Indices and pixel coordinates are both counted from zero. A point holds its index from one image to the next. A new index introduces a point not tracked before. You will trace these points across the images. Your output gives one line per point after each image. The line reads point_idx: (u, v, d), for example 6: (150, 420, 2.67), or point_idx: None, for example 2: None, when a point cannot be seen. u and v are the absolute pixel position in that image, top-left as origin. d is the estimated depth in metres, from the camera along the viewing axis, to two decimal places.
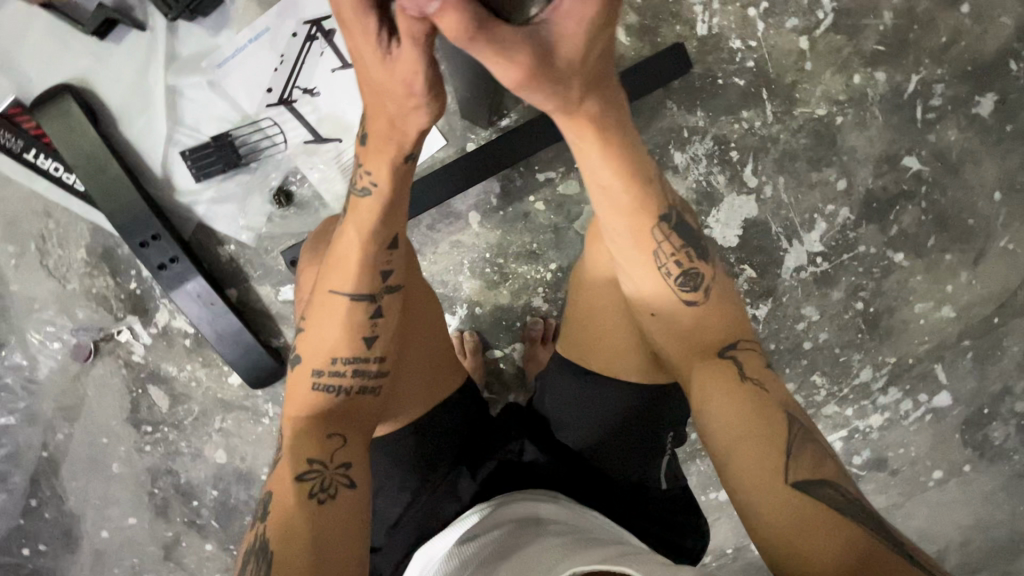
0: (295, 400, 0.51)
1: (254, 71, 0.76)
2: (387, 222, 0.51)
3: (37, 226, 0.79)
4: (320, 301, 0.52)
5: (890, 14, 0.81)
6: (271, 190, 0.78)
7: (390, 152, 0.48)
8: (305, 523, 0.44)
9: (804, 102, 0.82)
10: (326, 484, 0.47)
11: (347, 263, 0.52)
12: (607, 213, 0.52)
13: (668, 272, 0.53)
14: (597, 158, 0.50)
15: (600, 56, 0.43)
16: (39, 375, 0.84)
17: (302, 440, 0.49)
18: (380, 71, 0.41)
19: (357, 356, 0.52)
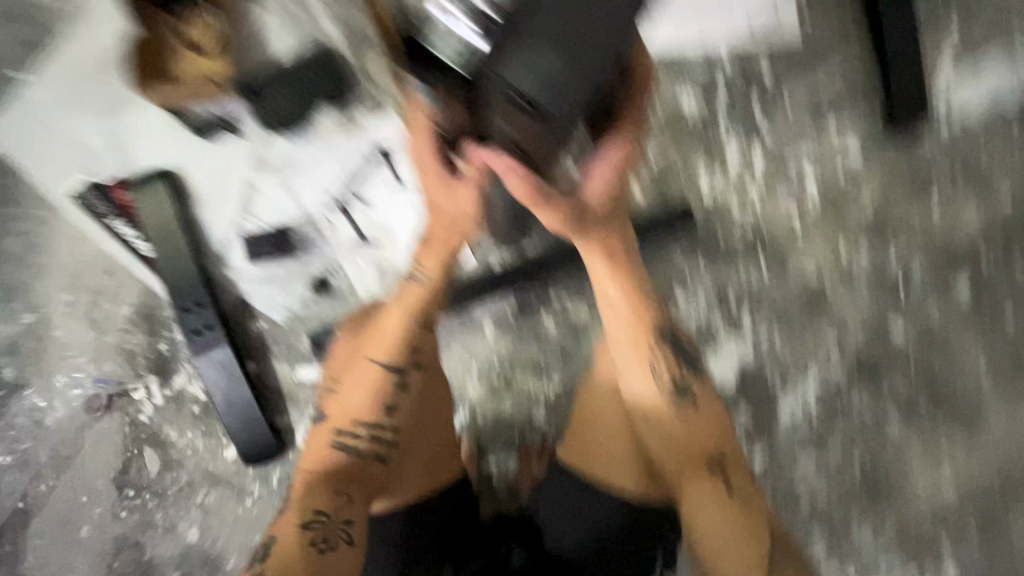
0: (314, 453, 0.62)
1: (322, 178, 0.86)
2: (428, 305, 0.63)
3: (94, 283, 0.86)
4: (353, 370, 0.63)
5: (869, 195, 0.91)
6: (312, 278, 0.86)
7: (444, 251, 0.61)
8: (307, 559, 0.56)
9: (797, 266, 0.91)
10: (327, 538, 0.58)
11: (382, 340, 0.62)
12: (615, 329, 0.61)
13: (664, 383, 0.61)
14: (607, 279, 0.61)
15: (615, 202, 0.58)
16: (40, 423, 0.85)
17: (314, 491, 0.60)
18: (450, 198, 0.57)
19: (375, 425, 0.62)
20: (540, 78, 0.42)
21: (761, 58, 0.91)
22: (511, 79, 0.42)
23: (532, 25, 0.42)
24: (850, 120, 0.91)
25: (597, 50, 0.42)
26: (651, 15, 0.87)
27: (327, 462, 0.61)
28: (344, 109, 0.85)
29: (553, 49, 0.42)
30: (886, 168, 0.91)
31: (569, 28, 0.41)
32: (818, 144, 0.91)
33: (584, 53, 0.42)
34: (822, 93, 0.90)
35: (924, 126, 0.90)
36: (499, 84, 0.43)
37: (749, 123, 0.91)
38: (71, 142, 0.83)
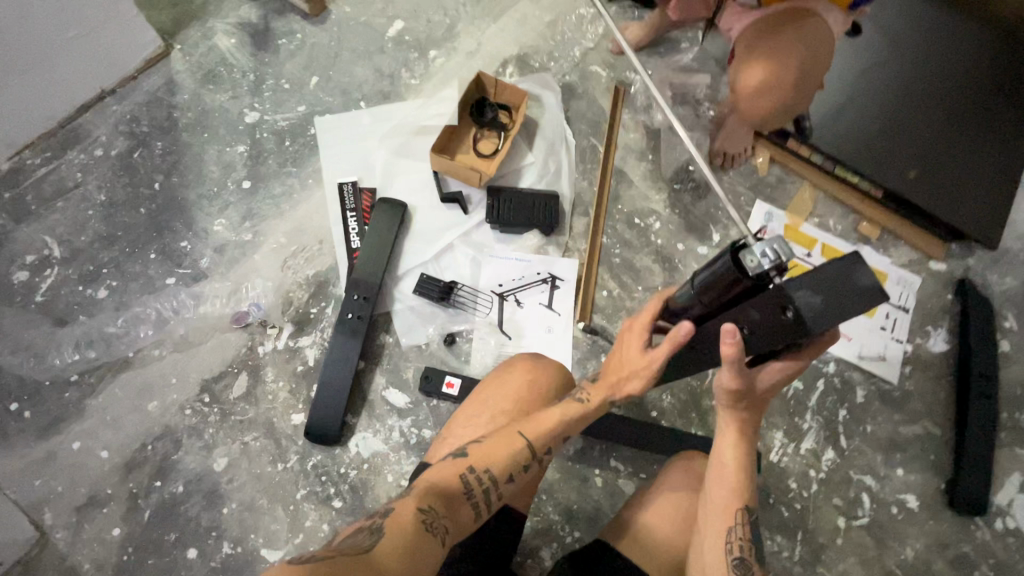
0: (440, 472, 0.63)
1: (500, 271, 1.08)
2: (579, 423, 0.73)
3: (306, 241, 1.07)
4: (503, 431, 0.69)
5: (911, 550, 0.99)
6: (447, 330, 1.04)
7: (608, 391, 0.74)
8: (413, 533, 0.54)
9: (825, 567, 0.97)
10: (435, 526, 0.56)
11: (540, 424, 0.70)
12: (713, 484, 0.70)
13: (731, 549, 0.66)
14: (726, 444, 0.71)
15: (769, 392, 0.68)
16: (187, 304, 1.00)
17: (430, 497, 0.59)
18: (637, 355, 0.72)
19: (500, 479, 0.65)
20: (808, 306, 0.56)
21: (861, 385, 1.08)
22: (794, 297, 0.56)
23: (817, 273, 0.56)
24: (914, 475, 1.03)
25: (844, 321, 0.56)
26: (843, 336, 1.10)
27: (450, 484, 0.62)
28: (546, 237, 1.11)
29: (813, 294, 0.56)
30: (931, 533, 0.99)
31: (844, 291, 0.55)
32: (881, 478, 1.02)
33: (849, 309, 0.55)
34: (901, 441, 1.05)
35: (974, 518, 1.00)
36: (775, 293, 0.57)
37: (834, 427, 1.05)
38: (363, 158, 1.14)
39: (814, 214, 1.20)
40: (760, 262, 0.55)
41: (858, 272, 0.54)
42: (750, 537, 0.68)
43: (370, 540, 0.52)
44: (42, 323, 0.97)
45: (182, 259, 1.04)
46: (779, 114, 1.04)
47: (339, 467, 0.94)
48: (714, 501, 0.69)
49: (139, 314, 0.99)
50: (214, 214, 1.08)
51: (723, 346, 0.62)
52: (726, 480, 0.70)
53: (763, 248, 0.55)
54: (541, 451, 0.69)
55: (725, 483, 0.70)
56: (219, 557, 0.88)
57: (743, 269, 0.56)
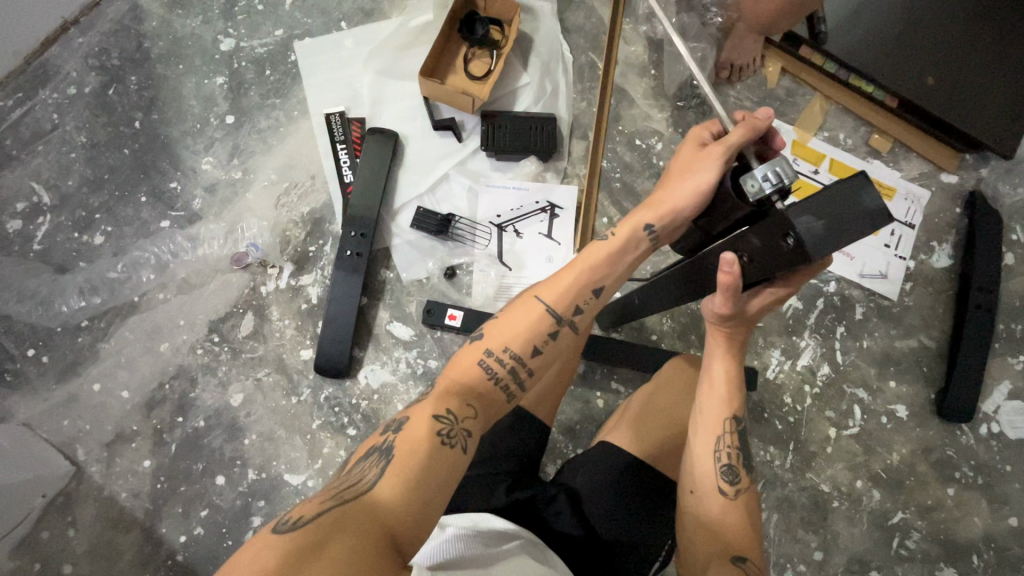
0: (458, 366, 0.55)
1: (498, 201, 1.06)
2: (629, 264, 0.58)
3: (297, 178, 1.04)
4: (518, 300, 0.57)
5: (897, 455, 1.03)
6: (445, 263, 1.03)
7: (642, 216, 0.57)
8: (424, 450, 0.49)
9: (814, 471, 1.02)
10: (453, 437, 0.51)
11: (561, 281, 0.57)
12: (704, 399, 0.69)
13: (721, 458, 0.65)
14: (717, 360, 0.69)
15: (762, 311, 0.64)
16: (184, 248, 1.00)
17: (450, 396, 0.53)
18: (691, 147, 0.58)
19: (523, 359, 0.55)
20: (809, 231, 0.49)
21: (860, 303, 1.09)
22: (795, 224, 0.49)
23: (824, 194, 0.49)
24: (905, 387, 1.06)
25: (847, 242, 0.49)
26: None
27: (469, 376, 0.54)
28: (543, 163, 1.08)
29: (814, 213, 0.49)
30: (917, 439, 1.04)
31: (852, 213, 0.48)
32: (873, 391, 1.06)
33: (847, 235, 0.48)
34: (895, 354, 1.07)
35: (960, 425, 1.05)
36: (777, 215, 0.51)
37: (831, 343, 1.07)
38: (349, 86, 1.08)
39: (824, 129, 1.15)
40: (763, 187, 0.50)
41: (865, 191, 0.47)
42: (738, 444, 0.67)
43: (378, 469, 0.49)
44: (44, 271, 0.97)
45: (174, 201, 1.02)
46: (784, 11, 1.01)
47: (351, 398, 0.98)
48: (705, 413, 0.68)
49: (137, 259, 0.99)
50: (200, 152, 1.04)
51: (726, 282, 0.57)
52: (716, 392, 0.68)
53: (765, 170, 0.50)
54: (568, 312, 0.56)
55: (715, 397, 0.68)
56: (246, 482, 0.93)
57: (743, 193, 0.52)
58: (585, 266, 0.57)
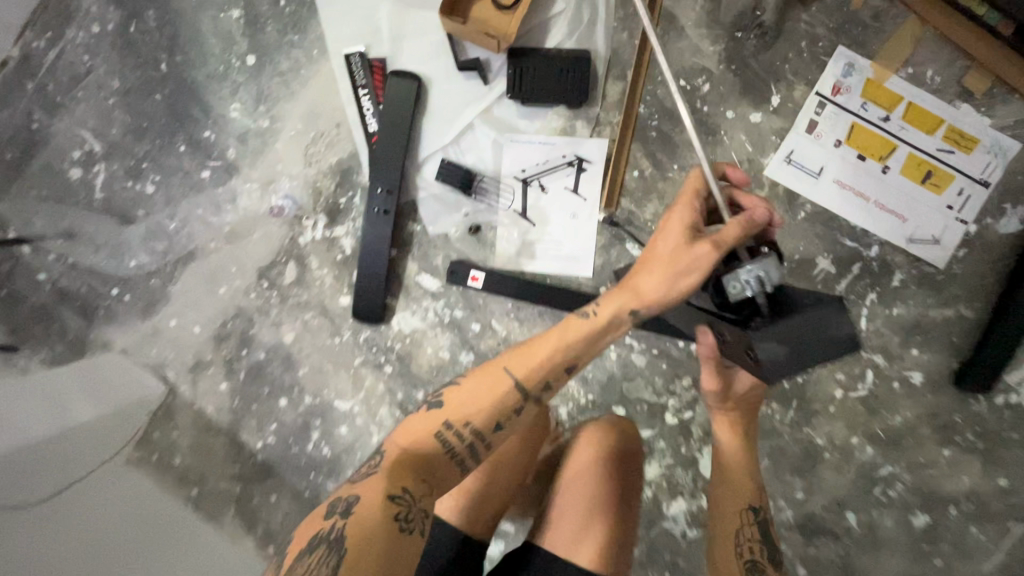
0: (417, 433, 0.62)
1: (524, 154, 1.02)
2: (602, 332, 0.68)
3: (323, 126, 1.04)
4: (488, 369, 0.66)
5: (899, 417, 1.07)
6: (470, 219, 1.05)
7: (620, 299, 0.68)
8: (381, 539, 0.54)
9: (812, 426, 1.08)
10: (410, 520, 0.56)
11: (533, 356, 0.66)
12: (722, 482, 0.83)
13: (742, 549, 0.76)
14: (727, 436, 0.85)
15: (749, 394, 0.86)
16: (227, 199, 1.06)
17: (405, 472, 0.59)
18: (679, 232, 0.68)
19: (483, 432, 0.63)
20: (771, 355, 0.68)
21: (901, 269, 1.04)
22: (759, 344, 0.69)
23: (788, 330, 0.69)
24: (928, 355, 1.05)
25: (802, 360, 0.68)
26: (871, 205, 1.02)
27: (429, 443, 0.62)
28: (574, 111, 1.01)
29: (777, 339, 0.69)
30: (926, 404, 1.06)
31: (811, 338, 0.68)
32: (892, 357, 1.06)
33: (811, 354, 0.67)
34: (926, 323, 1.05)
35: (976, 394, 1.05)
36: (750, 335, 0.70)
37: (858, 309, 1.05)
38: (368, 20, 1.00)
39: (909, 64, 0.99)
40: (744, 288, 0.68)
41: (831, 321, 0.67)
42: (760, 537, 0.77)
43: (330, 566, 0.52)
44: (110, 218, 1.07)
45: (210, 150, 1.05)
46: None
47: (386, 340, 1.08)
48: (724, 499, 0.81)
49: (187, 208, 1.06)
50: (227, 98, 1.04)
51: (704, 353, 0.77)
52: (737, 483, 0.82)
53: (748, 275, 0.67)
54: (536, 387, 0.65)
55: (734, 490, 0.81)
56: (304, 405, 1.11)
57: (728, 294, 0.69)
58: (559, 343, 0.67)
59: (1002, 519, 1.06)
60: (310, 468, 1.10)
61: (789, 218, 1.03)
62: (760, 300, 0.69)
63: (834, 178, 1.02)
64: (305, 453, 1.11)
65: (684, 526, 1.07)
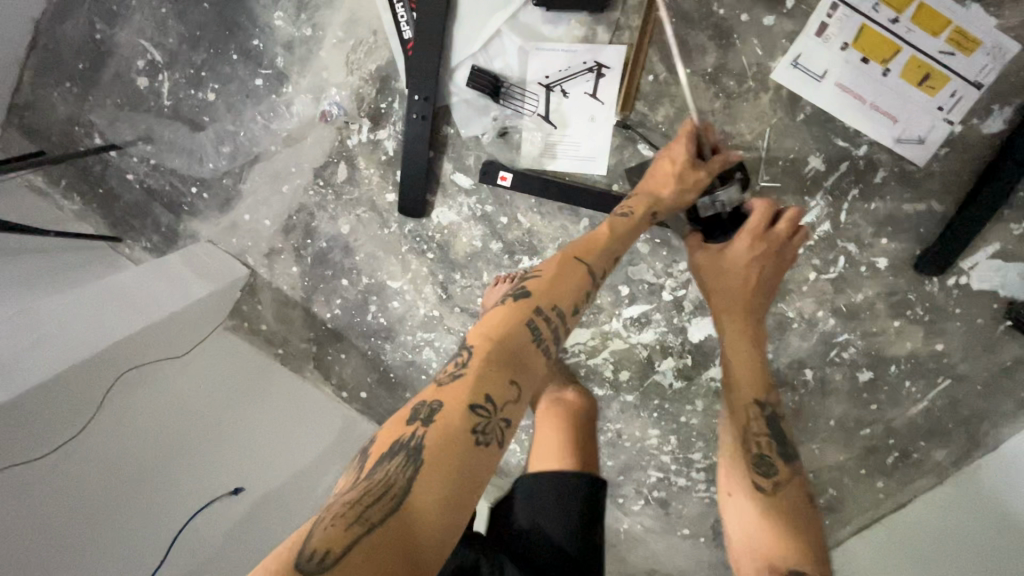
0: (502, 322, 0.68)
1: (547, 60, 1.11)
2: (636, 230, 0.87)
3: (361, 34, 1.12)
4: (563, 261, 0.78)
5: (861, 296, 1.27)
6: (498, 123, 1.16)
7: (649, 199, 0.90)
8: (463, 443, 0.58)
9: (785, 302, 1.30)
10: (488, 431, 0.60)
11: (597, 246, 0.82)
12: (731, 361, 0.88)
13: (753, 446, 0.81)
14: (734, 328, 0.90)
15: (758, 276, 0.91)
16: (282, 105, 1.18)
17: (489, 371, 0.63)
18: (678, 148, 0.93)
19: (567, 315, 0.73)
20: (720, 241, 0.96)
21: (883, 167, 1.16)
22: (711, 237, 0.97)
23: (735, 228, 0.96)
24: (895, 243, 1.21)
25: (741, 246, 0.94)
26: (865, 107, 1.12)
27: (519, 332, 0.68)
28: (595, 17, 1.08)
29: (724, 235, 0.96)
30: (886, 284, 1.25)
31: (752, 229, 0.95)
32: (863, 245, 1.22)
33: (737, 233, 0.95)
34: (898, 216, 1.19)
35: (930, 276, 1.23)
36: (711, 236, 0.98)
37: (840, 204, 1.19)
38: None
39: None
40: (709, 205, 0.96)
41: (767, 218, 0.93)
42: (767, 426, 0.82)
43: (413, 467, 0.55)
44: (181, 124, 1.22)
45: (261, 59, 1.15)
46: None
47: (427, 232, 1.27)
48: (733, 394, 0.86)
49: (246, 115, 1.20)
50: (271, 7, 1.11)
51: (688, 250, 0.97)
52: (746, 371, 0.87)
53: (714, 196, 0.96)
54: (599, 274, 0.79)
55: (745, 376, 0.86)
56: (361, 285, 1.32)
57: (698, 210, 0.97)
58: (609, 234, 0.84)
59: (933, 375, 1.30)
60: (370, 336, 1.35)
61: (786, 120, 1.15)
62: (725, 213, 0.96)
63: (835, 81, 1.11)
64: (366, 322, 1.35)
65: (671, 378, 1.34)
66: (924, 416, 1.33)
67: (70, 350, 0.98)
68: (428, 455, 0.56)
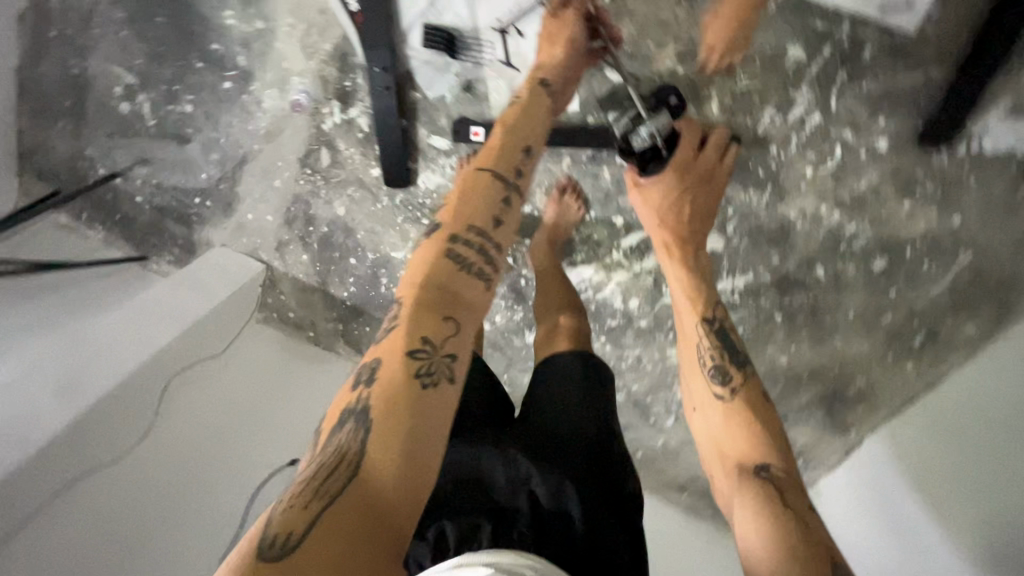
0: (425, 265, 0.69)
1: (497, 2, 1.07)
2: (537, 103, 0.89)
3: (310, 16, 1.13)
4: (471, 174, 0.76)
5: (865, 183, 1.21)
6: (461, 79, 1.16)
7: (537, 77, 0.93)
8: (408, 395, 0.60)
9: (786, 204, 1.26)
10: (433, 372, 0.62)
11: (495, 148, 0.79)
12: (677, 295, 0.92)
13: (705, 363, 0.83)
14: (674, 266, 0.93)
15: (698, 203, 0.97)
16: (257, 104, 1.22)
17: (416, 314, 0.65)
18: (551, 19, 0.99)
19: (485, 228, 0.72)
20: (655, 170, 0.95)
21: (870, 41, 1.11)
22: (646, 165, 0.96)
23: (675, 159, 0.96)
24: (894, 120, 1.15)
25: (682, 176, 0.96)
26: None
27: (438, 266, 0.68)
28: None
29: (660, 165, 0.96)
30: (890, 166, 1.19)
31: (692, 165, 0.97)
32: (859, 130, 1.17)
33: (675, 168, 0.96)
34: (893, 91, 1.13)
35: (938, 148, 1.16)
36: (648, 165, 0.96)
37: (827, 91, 1.15)
38: None
39: None
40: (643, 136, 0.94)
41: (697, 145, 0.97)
42: (717, 343, 0.84)
43: (363, 434, 0.57)
44: (169, 140, 1.28)
45: (224, 62, 1.18)
46: None
47: (418, 199, 1.28)
48: (682, 321, 0.90)
49: (224, 119, 1.24)
50: (219, 6, 1.14)
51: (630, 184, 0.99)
52: (687, 301, 0.90)
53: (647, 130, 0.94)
54: (513, 175, 0.77)
55: (687, 304, 0.89)
56: (370, 260, 1.35)
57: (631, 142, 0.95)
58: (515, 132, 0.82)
59: (953, 252, 1.22)
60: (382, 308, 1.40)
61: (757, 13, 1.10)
62: (662, 149, 0.95)
63: None
64: (380, 294, 1.38)
65: None
66: (948, 294, 1.24)
67: (120, 365, 1.09)
68: (377, 409, 0.59)
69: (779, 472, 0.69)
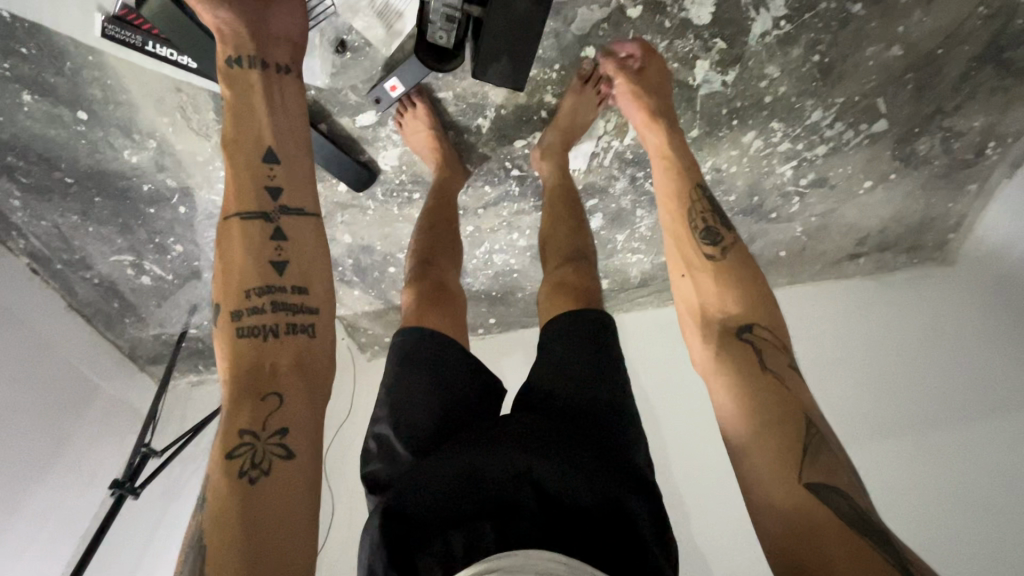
0: (224, 352, 0.70)
1: None
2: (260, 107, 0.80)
3: (174, 100, 1.03)
4: (224, 236, 0.75)
5: None
6: (331, 43, 0.98)
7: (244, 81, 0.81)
8: (238, 493, 0.60)
9: None
10: (259, 459, 0.62)
11: (237, 192, 0.76)
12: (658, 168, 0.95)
13: (698, 224, 0.86)
14: (651, 128, 0.98)
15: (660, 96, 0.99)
16: (217, 205, 1.21)
17: (226, 415, 0.65)
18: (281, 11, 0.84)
19: (267, 282, 0.72)
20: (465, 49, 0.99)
21: None
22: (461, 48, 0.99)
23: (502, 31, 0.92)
24: None
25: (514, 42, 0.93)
26: None
27: (236, 349, 0.69)
28: None
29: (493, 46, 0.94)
30: None
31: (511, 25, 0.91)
32: None
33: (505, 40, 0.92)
34: None
35: None
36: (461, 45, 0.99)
37: None
38: None
39: None
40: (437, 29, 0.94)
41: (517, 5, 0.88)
42: (709, 211, 0.87)
43: (202, 551, 0.57)
44: (193, 278, 1.36)
45: (164, 194, 1.19)
46: None
47: (395, 180, 1.21)
48: (660, 181, 0.94)
49: (206, 236, 1.27)
50: (117, 153, 1.11)
51: None
52: (671, 171, 0.93)
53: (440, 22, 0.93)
54: (272, 207, 0.76)
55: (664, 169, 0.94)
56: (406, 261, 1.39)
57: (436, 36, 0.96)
58: (250, 152, 0.78)
59: None
60: None
61: None
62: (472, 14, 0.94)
63: None
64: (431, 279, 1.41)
65: (717, 77, 1.03)
66: None
67: None
68: (210, 519, 0.59)
69: (761, 332, 0.75)
